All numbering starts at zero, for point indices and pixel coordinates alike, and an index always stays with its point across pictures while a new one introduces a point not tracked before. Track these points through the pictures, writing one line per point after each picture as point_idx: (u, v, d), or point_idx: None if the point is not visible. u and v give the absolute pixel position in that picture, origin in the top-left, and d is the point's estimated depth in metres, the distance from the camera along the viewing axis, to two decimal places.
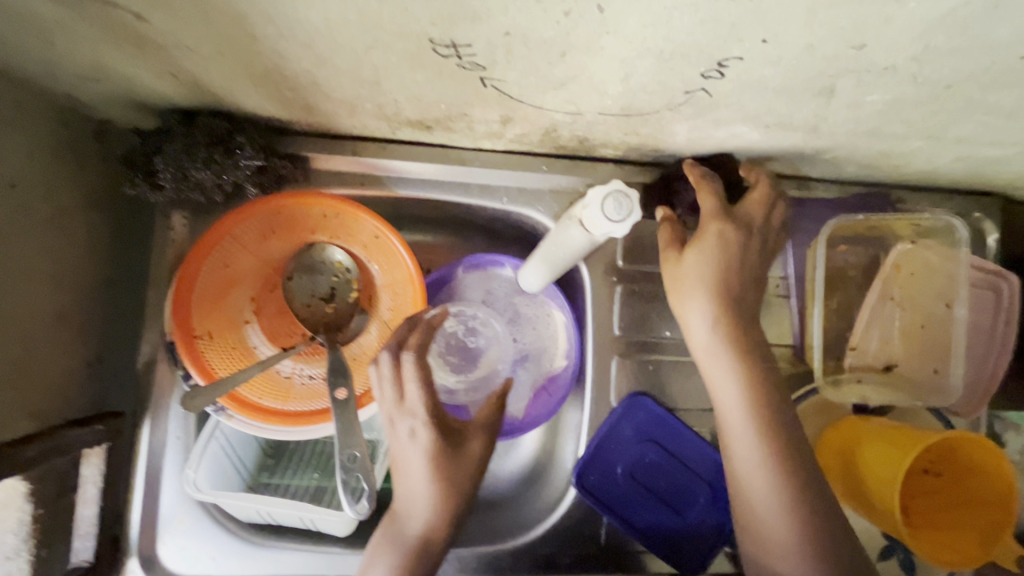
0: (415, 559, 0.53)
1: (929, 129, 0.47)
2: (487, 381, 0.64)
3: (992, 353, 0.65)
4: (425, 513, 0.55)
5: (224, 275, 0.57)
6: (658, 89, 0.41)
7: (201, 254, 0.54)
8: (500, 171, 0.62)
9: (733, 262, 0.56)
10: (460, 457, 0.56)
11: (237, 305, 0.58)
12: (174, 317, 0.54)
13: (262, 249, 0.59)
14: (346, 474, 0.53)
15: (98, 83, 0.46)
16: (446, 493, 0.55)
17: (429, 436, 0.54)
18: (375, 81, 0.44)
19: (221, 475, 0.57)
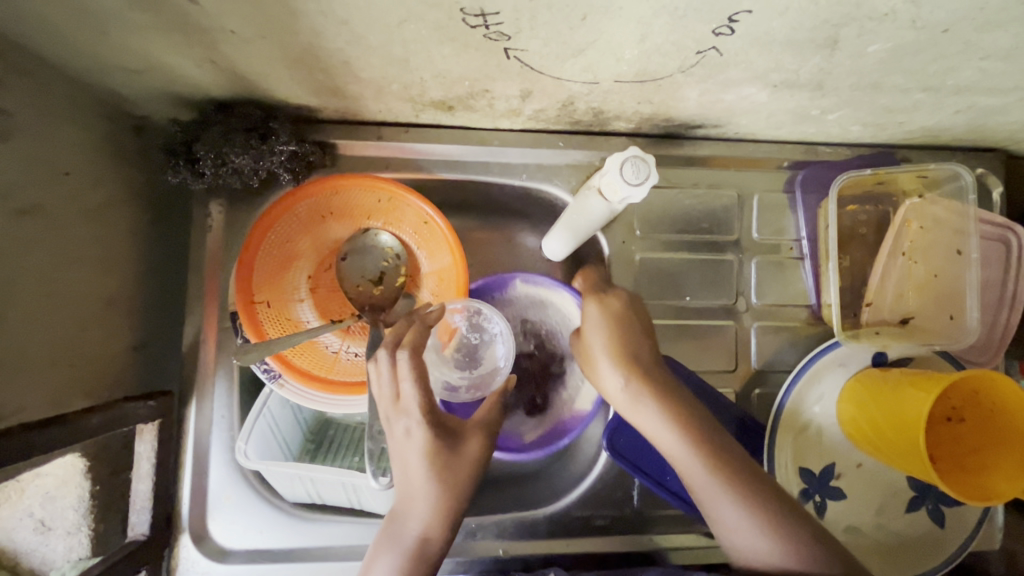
0: (413, 563, 0.49)
1: (929, 79, 0.49)
2: (489, 379, 0.64)
3: (1004, 305, 0.67)
4: (424, 517, 0.51)
5: (285, 251, 0.60)
6: (671, 49, 0.44)
7: (260, 235, 0.57)
8: (518, 149, 0.64)
9: (624, 329, 0.58)
10: (458, 455, 0.52)
11: (295, 280, 0.61)
12: (236, 287, 0.56)
13: (320, 230, 0.62)
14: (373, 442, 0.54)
15: (142, 77, 0.49)
16: (445, 495, 0.50)
17: (425, 433, 0.51)
18: (404, 59, 0.47)
19: (268, 450, 0.59)
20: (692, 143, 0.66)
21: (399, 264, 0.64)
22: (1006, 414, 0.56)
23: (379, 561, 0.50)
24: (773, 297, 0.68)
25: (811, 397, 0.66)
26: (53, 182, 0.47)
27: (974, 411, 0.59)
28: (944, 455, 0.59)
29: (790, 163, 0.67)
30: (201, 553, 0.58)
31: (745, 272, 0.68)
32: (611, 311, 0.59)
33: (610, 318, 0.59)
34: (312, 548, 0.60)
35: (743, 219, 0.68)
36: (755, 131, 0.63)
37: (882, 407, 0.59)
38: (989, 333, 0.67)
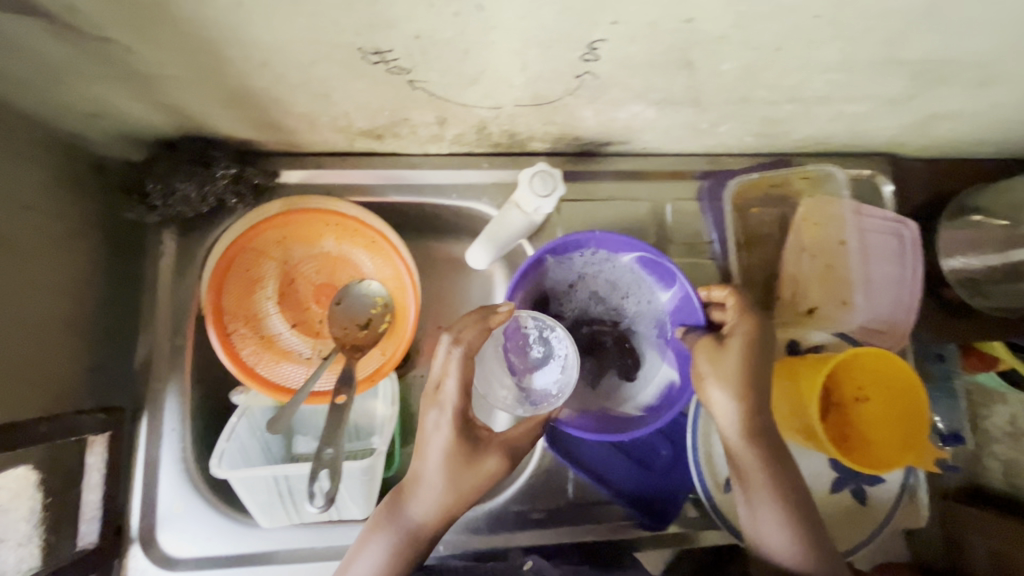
0: (408, 547, 0.57)
1: (789, 91, 0.56)
2: (540, 401, 0.65)
3: (902, 293, 0.72)
4: (425, 508, 0.58)
5: (249, 277, 0.68)
6: (552, 75, 0.51)
7: (224, 265, 0.65)
8: (447, 171, 0.71)
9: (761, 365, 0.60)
10: (471, 459, 0.58)
11: (260, 303, 0.69)
12: (209, 307, 0.63)
13: (280, 254, 0.69)
14: (315, 464, 0.56)
15: (99, 119, 0.55)
16: (451, 492, 0.58)
17: (448, 433, 0.58)
18: (325, 94, 0.54)
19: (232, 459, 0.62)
20: (608, 159, 0.73)
21: (375, 297, 0.71)
22: (899, 390, 0.61)
23: (376, 541, 0.57)
24: None
25: None
26: (17, 216, 0.52)
27: (876, 390, 0.63)
28: (852, 432, 0.63)
29: (699, 174, 0.74)
30: (149, 561, 0.61)
31: None
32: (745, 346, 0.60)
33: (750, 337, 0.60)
34: (259, 553, 0.63)
35: (660, 226, 0.74)
36: (660, 146, 0.70)
37: (789, 390, 0.64)
38: (894, 321, 0.72)
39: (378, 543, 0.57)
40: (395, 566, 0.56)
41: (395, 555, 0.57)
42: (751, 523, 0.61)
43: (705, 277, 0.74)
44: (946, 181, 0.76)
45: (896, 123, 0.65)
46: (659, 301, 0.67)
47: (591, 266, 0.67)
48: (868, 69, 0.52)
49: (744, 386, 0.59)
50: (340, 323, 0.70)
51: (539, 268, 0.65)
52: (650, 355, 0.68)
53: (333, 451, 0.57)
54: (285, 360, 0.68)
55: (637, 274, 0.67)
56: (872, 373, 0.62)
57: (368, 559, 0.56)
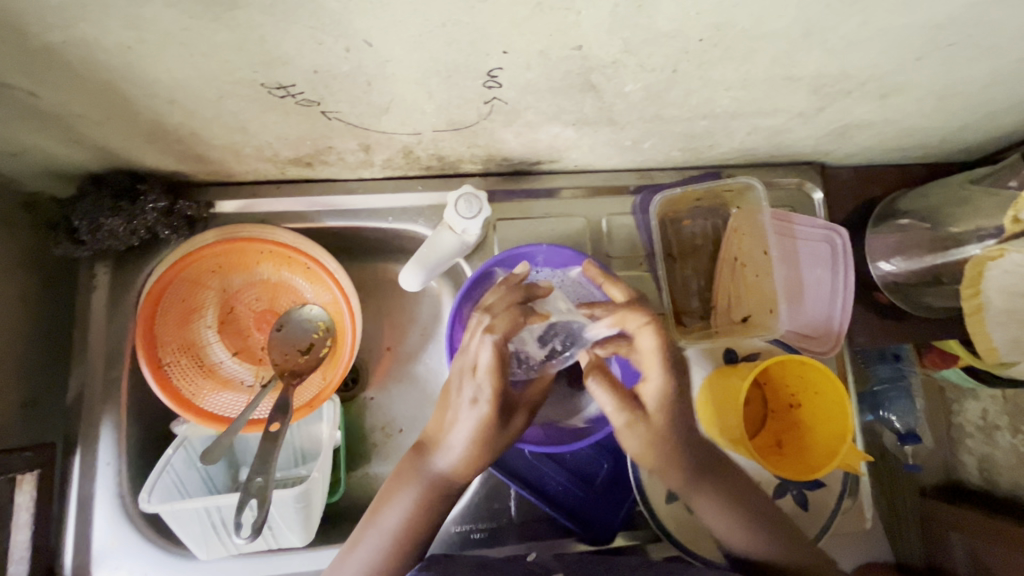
0: (436, 499, 0.62)
1: (698, 109, 0.58)
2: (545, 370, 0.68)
3: (836, 299, 0.74)
4: (451, 466, 0.63)
5: (185, 307, 0.68)
6: (461, 102, 0.52)
7: (157, 295, 0.65)
8: (382, 195, 0.72)
9: (677, 412, 0.67)
10: (492, 429, 0.63)
11: (197, 331, 0.69)
12: (141, 342, 0.63)
13: (217, 282, 0.70)
14: (243, 494, 0.56)
15: (19, 159, 0.56)
16: (480, 454, 0.63)
17: (484, 411, 0.63)
18: (242, 126, 0.55)
19: (167, 493, 0.61)
20: (542, 178, 0.74)
21: (317, 321, 0.72)
22: (824, 392, 0.61)
23: (404, 495, 0.63)
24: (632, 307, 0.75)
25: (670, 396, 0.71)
26: None
27: (805, 396, 0.64)
28: (789, 440, 0.65)
29: (633, 187, 0.75)
30: None
31: None
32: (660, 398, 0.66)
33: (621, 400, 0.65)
34: None
35: (597, 240, 0.75)
36: (591, 163, 0.72)
37: (719, 401, 0.66)
38: (827, 326, 0.73)
39: (406, 498, 0.62)
40: (417, 521, 0.61)
41: (420, 508, 0.62)
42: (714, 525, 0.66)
43: (642, 289, 0.75)
44: (874, 186, 0.78)
45: (813, 133, 0.67)
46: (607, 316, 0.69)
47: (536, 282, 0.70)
48: (767, 86, 0.54)
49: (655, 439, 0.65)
50: (280, 350, 0.71)
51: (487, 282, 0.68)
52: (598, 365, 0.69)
53: (264, 479, 0.58)
54: (225, 389, 0.69)
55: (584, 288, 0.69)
56: (799, 379, 0.64)
57: (401, 508, 0.62)
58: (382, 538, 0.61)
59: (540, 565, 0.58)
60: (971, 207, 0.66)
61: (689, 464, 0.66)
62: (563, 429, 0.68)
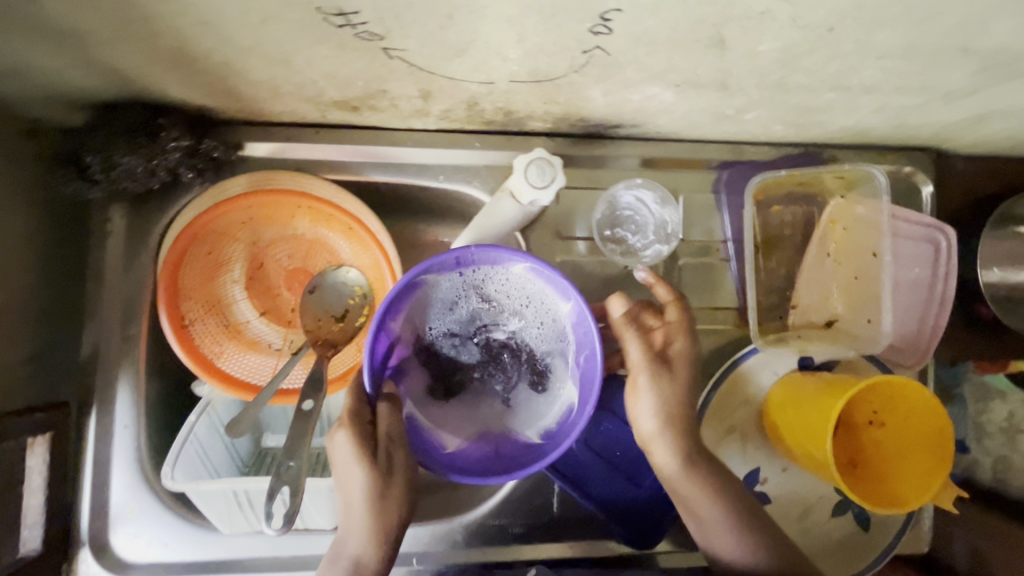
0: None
1: (832, 78, 0.48)
2: (494, 362, 0.59)
3: (932, 306, 0.66)
4: (361, 540, 0.54)
5: (211, 260, 0.61)
6: (555, 49, 0.42)
7: (182, 248, 0.58)
8: (434, 149, 0.63)
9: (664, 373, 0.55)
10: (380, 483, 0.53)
11: (225, 287, 0.62)
12: (162, 297, 0.57)
13: (247, 233, 0.62)
14: (274, 483, 0.51)
15: (18, 78, 0.47)
16: (378, 501, 0.53)
17: (347, 448, 0.52)
18: (285, 59, 0.45)
19: (194, 465, 0.58)
20: (617, 143, 0.65)
21: (353, 286, 0.63)
22: (924, 419, 0.55)
23: None
24: (702, 299, 0.67)
25: (736, 401, 0.65)
26: None
27: (893, 416, 0.57)
28: (865, 462, 0.58)
29: (717, 162, 0.66)
30: (101, 566, 0.57)
31: (672, 274, 0.66)
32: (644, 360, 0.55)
33: (650, 371, 0.55)
34: (220, 560, 0.58)
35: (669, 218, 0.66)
36: (677, 131, 0.62)
37: (806, 413, 0.57)
38: (916, 337, 0.66)
39: None
40: None
41: None
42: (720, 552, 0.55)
43: (717, 279, 0.67)
44: (990, 181, 0.68)
45: (947, 117, 0.57)
46: (561, 317, 0.57)
47: (477, 280, 0.56)
48: (931, 57, 0.44)
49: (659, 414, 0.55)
50: (312, 315, 0.62)
51: (416, 291, 0.55)
52: (559, 368, 0.58)
53: (296, 463, 0.52)
54: (251, 351, 0.62)
55: (530, 284, 0.56)
56: (891, 400, 0.56)
57: None
58: None
59: None
60: None
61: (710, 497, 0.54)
62: (515, 447, 0.57)
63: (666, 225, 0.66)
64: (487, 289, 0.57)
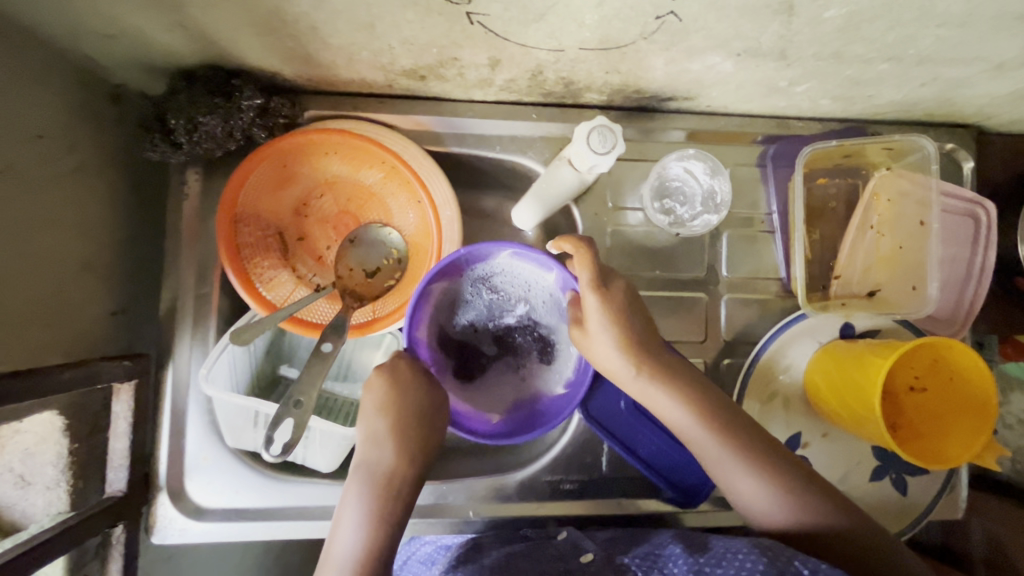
0: (386, 499, 0.54)
1: (889, 48, 0.50)
2: (517, 344, 0.64)
3: (971, 279, 0.68)
4: (392, 461, 0.55)
5: (279, 174, 0.63)
6: (630, 14, 0.45)
7: (244, 172, 0.59)
8: (492, 120, 0.65)
9: (626, 323, 0.56)
10: (408, 410, 0.56)
11: (276, 202, 0.64)
12: (223, 207, 0.58)
13: (310, 170, 0.64)
14: (281, 409, 0.54)
15: (116, 42, 0.49)
16: (417, 425, 0.56)
17: (398, 371, 0.57)
18: (370, 24, 0.48)
19: (225, 385, 0.60)
20: (667, 116, 0.67)
21: (391, 248, 0.66)
22: (968, 383, 0.57)
23: (350, 511, 0.53)
24: (746, 270, 0.69)
25: (779, 366, 0.67)
26: (28, 144, 0.47)
27: (935, 380, 0.59)
28: (908, 424, 0.60)
29: (763, 137, 0.68)
30: (179, 510, 0.60)
31: (717, 244, 0.69)
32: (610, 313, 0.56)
33: (613, 328, 0.56)
34: (288, 508, 0.61)
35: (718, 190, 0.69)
36: (727, 104, 0.64)
37: (851, 378, 0.59)
38: (956, 308, 0.68)
39: (352, 513, 0.53)
40: (377, 531, 0.52)
41: (376, 513, 0.53)
42: (745, 502, 0.54)
43: (760, 250, 0.69)
44: None
45: (994, 91, 0.59)
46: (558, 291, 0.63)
47: (480, 275, 0.63)
48: (989, 25, 0.46)
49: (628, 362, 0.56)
50: (347, 264, 0.65)
51: (430, 299, 0.61)
52: (569, 347, 0.64)
53: (304, 399, 0.54)
54: (280, 269, 0.64)
55: (523, 270, 0.63)
56: (936, 365, 0.58)
57: (351, 524, 0.52)
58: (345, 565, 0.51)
59: (573, 545, 0.58)
60: None
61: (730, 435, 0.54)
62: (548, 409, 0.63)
63: (715, 196, 0.68)
64: (492, 283, 0.63)
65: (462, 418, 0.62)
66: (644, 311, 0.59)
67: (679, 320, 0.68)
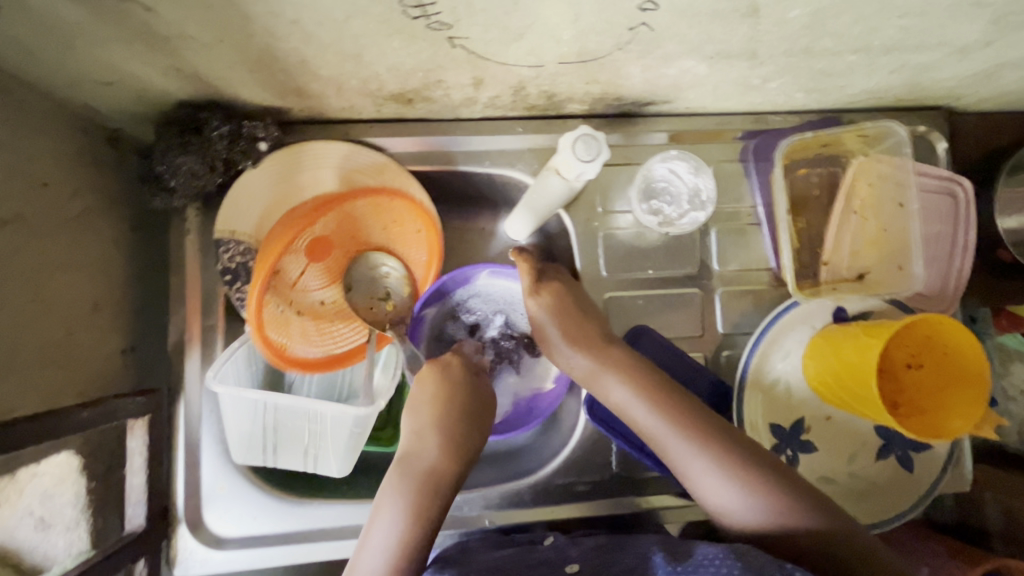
0: (425, 495, 0.57)
1: (854, 41, 0.52)
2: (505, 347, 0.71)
3: (954, 256, 0.70)
4: (435, 458, 0.59)
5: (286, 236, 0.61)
6: (605, 27, 0.47)
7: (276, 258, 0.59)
8: (479, 136, 0.67)
9: (571, 321, 0.62)
10: (457, 420, 0.60)
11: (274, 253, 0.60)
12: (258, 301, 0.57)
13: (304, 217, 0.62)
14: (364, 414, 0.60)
15: (111, 89, 0.51)
16: (462, 427, 0.60)
17: (446, 373, 0.62)
18: (356, 54, 0.50)
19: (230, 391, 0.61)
20: (648, 120, 0.69)
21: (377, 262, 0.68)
22: (963, 357, 0.58)
23: (390, 506, 0.57)
24: (737, 262, 0.71)
25: (777, 353, 0.68)
26: (35, 194, 0.49)
27: (930, 357, 0.60)
28: (906, 402, 0.61)
29: (743, 133, 0.70)
30: (197, 541, 0.60)
31: (708, 240, 0.70)
32: (554, 312, 0.63)
33: (557, 326, 0.62)
34: (306, 530, 0.62)
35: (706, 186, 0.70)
36: (705, 105, 0.66)
37: (845, 359, 0.61)
38: (943, 285, 0.70)
39: (391, 510, 0.56)
40: (415, 523, 0.56)
41: (415, 507, 0.56)
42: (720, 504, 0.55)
43: (749, 242, 0.71)
44: (1001, 135, 0.73)
45: (959, 74, 0.61)
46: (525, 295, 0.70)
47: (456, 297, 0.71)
48: (947, 13, 0.48)
49: (579, 358, 0.61)
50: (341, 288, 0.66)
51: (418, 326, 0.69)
52: None
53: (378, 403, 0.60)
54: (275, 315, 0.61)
55: (492, 286, 0.71)
56: (930, 342, 0.59)
57: (388, 519, 0.56)
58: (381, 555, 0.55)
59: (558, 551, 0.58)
60: None
61: (710, 435, 0.56)
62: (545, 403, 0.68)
63: (701, 193, 0.70)
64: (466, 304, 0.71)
65: None
66: (597, 313, 0.64)
67: (676, 316, 0.70)
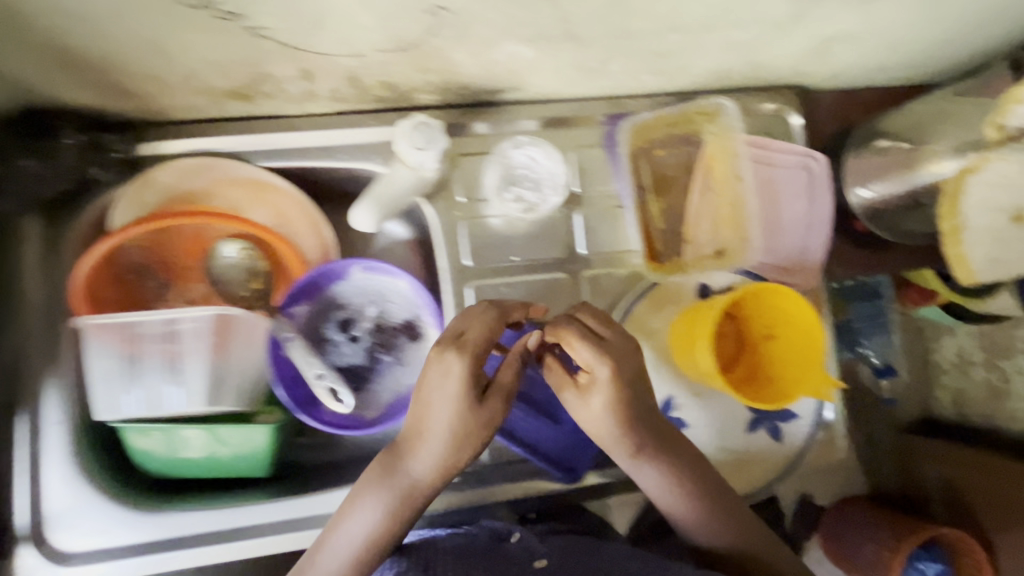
0: (402, 505, 0.56)
1: (667, 18, 0.53)
2: (382, 344, 0.72)
3: (811, 228, 0.71)
4: (424, 471, 0.56)
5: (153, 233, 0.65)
6: (403, 12, 0.47)
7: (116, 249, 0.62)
8: (333, 131, 0.67)
9: (627, 394, 0.55)
10: (453, 436, 0.55)
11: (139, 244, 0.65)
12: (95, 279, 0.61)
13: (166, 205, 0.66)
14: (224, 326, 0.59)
15: None
16: (451, 452, 0.55)
17: (459, 391, 0.53)
18: (162, 48, 0.49)
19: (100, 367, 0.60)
20: (506, 109, 0.70)
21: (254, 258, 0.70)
22: (804, 326, 0.59)
23: (368, 504, 0.56)
24: (605, 245, 0.71)
25: (642, 333, 0.69)
26: None
27: (778, 326, 0.61)
28: (758, 369, 0.64)
29: (603, 117, 0.71)
30: (40, 557, 0.59)
31: (574, 225, 0.71)
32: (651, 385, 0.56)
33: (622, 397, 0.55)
34: (161, 540, 0.61)
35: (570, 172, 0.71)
36: (557, 90, 0.67)
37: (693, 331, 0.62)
38: (803, 256, 0.71)
39: (374, 504, 0.56)
40: (386, 528, 0.56)
41: (393, 512, 0.56)
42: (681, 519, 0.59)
43: (615, 225, 0.72)
44: (854, 111, 0.75)
45: (792, 50, 0.63)
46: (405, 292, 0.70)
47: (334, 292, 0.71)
48: None
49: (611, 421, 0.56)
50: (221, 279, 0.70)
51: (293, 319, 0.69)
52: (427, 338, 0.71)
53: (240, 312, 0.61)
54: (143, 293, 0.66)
55: (370, 282, 0.71)
56: (775, 311, 0.60)
57: (367, 515, 0.56)
58: (347, 548, 0.55)
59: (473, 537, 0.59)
60: (953, 122, 0.61)
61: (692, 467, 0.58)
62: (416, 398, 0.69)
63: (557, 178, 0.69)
64: (343, 299, 0.71)
65: (339, 421, 0.67)
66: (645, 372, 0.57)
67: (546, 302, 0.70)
